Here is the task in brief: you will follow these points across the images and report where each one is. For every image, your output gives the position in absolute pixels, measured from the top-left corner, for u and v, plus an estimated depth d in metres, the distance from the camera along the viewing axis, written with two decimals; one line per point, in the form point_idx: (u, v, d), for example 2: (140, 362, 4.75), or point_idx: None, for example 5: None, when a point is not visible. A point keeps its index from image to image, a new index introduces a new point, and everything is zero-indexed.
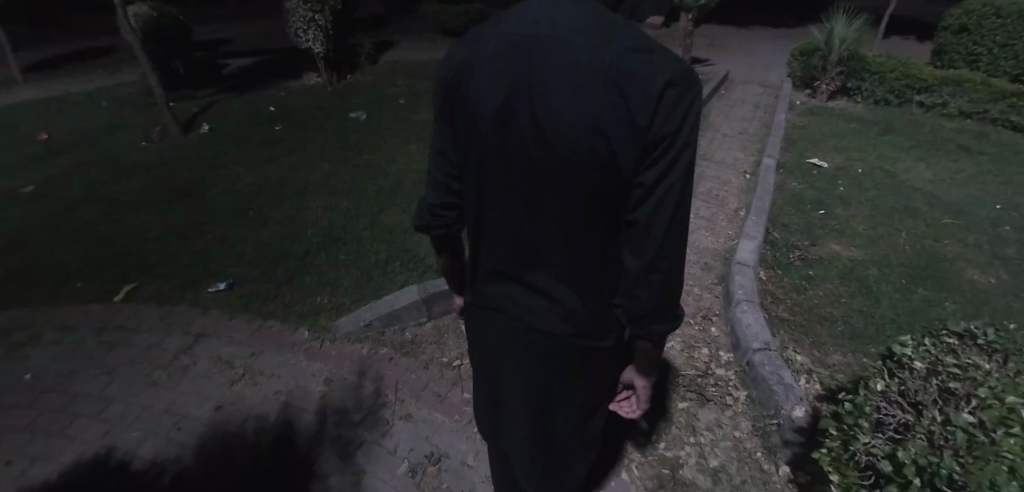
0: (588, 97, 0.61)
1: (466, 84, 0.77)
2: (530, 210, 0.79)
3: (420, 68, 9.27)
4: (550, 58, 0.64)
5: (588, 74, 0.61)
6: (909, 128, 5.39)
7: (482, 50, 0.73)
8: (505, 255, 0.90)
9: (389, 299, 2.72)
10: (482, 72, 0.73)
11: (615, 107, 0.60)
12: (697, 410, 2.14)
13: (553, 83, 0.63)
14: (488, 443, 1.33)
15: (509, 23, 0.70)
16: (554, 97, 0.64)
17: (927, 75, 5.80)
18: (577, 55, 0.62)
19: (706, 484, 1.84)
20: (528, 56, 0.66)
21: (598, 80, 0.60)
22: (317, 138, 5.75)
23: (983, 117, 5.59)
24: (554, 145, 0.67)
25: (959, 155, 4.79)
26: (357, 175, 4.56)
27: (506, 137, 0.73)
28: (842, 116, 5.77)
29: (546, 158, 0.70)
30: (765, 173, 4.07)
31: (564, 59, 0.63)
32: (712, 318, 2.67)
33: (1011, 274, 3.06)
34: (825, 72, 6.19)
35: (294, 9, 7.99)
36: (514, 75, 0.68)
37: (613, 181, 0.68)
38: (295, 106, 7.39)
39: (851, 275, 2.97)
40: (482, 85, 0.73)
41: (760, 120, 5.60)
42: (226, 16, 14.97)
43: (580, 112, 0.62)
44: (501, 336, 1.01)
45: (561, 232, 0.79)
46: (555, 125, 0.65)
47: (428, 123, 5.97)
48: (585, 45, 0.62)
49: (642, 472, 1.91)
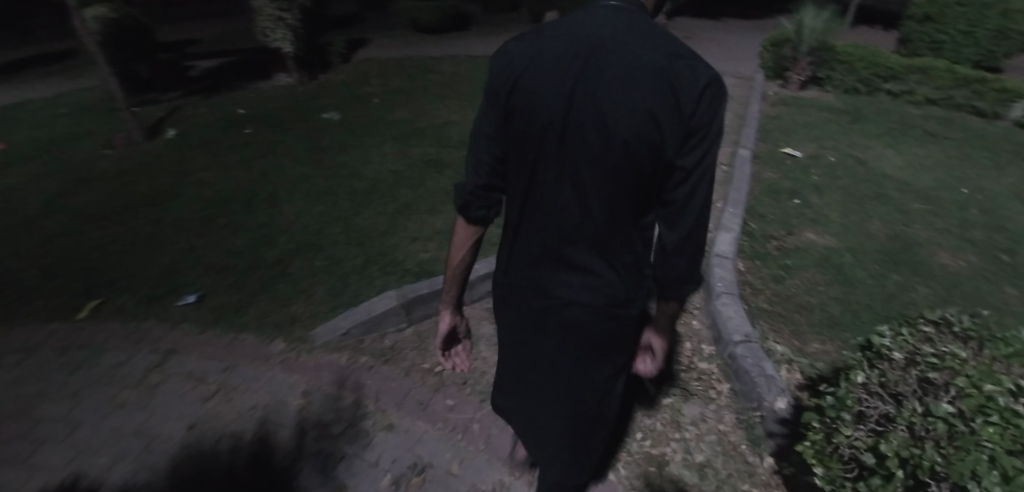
0: (641, 90, 0.64)
1: (520, 78, 0.76)
2: (578, 197, 0.80)
3: (393, 66, 9.10)
4: (608, 56, 0.67)
5: (640, 72, 0.65)
6: (878, 116, 5.52)
7: (538, 48, 0.74)
8: (548, 240, 0.91)
9: (367, 305, 2.64)
10: (537, 67, 0.73)
11: (666, 101, 0.64)
12: (686, 402, 2.15)
13: (613, 78, 0.66)
14: (516, 421, 1.37)
15: (567, 26, 0.73)
16: (608, 92, 0.66)
17: (893, 64, 5.95)
18: (633, 55, 0.66)
19: (693, 477, 1.85)
20: (583, 54, 0.68)
21: (650, 76, 0.64)
22: (289, 140, 5.60)
23: (948, 103, 5.78)
24: (610, 135, 0.69)
25: (926, 140, 4.92)
26: (333, 177, 4.43)
27: (559, 128, 0.73)
28: (813, 105, 5.87)
29: (600, 148, 0.71)
30: (740, 164, 4.10)
31: (618, 58, 0.66)
32: (693, 311, 2.68)
33: (978, 257, 3.16)
34: (796, 63, 6.29)
35: (261, 8, 7.82)
36: (565, 74, 0.70)
37: (656, 169, 0.72)
38: (265, 108, 7.18)
39: (826, 263, 3.01)
40: (537, 79, 0.73)
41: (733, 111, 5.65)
42: (190, 16, 14.47)
43: (634, 106, 0.65)
44: (539, 314, 1.05)
45: (602, 216, 0.82)
46: (613, 117, 0.67)
47: (404, 121, 5.85)
48: (634, 48, 0.66)
49: (628, 469, 1.90)
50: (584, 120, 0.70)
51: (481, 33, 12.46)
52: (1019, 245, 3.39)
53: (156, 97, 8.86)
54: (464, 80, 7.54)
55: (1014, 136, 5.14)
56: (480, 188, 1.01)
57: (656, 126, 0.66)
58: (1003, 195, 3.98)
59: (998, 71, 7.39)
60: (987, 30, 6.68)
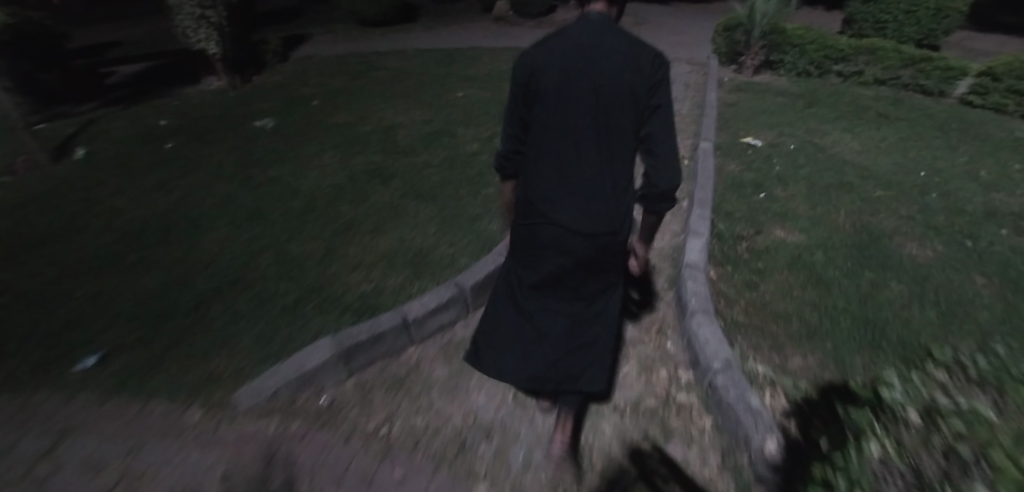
0: (620, 70, 1.04)
1: (534, 77, 1.10)
2: (582, 150, 1.14)
3: (335, 63, 8.50)
4: (596, 52, 1.04)
5: (618, 57, 1.04)
6: (831, 100, 5.52)
7: (545, 54, 1.09)
8: (560, 189, 1.23)
9: (298, 358, 2.24)
10: (547, 67, 1.08)
11: (636, 79, 1.05)
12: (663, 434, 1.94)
13: (604, 65, 1.03)
14: (524, 351, 1.61)
15: (563, 37, 1.08)
16: (599, 74, 1.04)
17: (843, 45, 6.02)
18: (613, 48, 1.04)
19: (676, 474, 1.76)
20: (581, 52, 1.05)
21: (625, 60, 1.04)
22: (217, 154, 5.01)
23: (895, 83, 5.90)
24: (602, 102, 1.06)
25: (879, 122, 4.96)
26: (264, 195, 3.94)
27: (566, 103, 1.09)
28: (768, 91, 5.82)
29: (596, 109, 1.08)
30: (703, 157, 3.90)
31: (602, 53, 1.04)
32: (667, 331, 2.46)
33: (943, 245, 3.14)
34: (749, 47, 6.25)
35: (178, 6, 7.02)
36: (566, 69, 1.06)
37: (632, 118, 1.11)
38: (191, 117, 6.48)
39: (798, 262, 2.86)
40: (548, 74, 1.08)
41: (691, 100, 5.53)
42: (106, 17, 13.13)
43: (616, 79, 1.04)
44: (551, 250, 1.35)
45: (599, 161, 1.16)
46: (606, 86, 1.05)
47: (349, 125, 5.38)
48: (611, 44, 1.05)
49: (609, 475, 1.78)
50: (585, 91, 1.06)
51: (428, 25, 11.87)
52: (978, 228, 3.40)
53: (67, 111, 7.89)
54: (411, 77, 7.07)
55: (957, 115, 5.29)
56: (508, 155, 1.33)
57: (631, 89, 1.06)
58: (956, 177, 4.02)
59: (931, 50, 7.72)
60: (927, 10, 6.95)
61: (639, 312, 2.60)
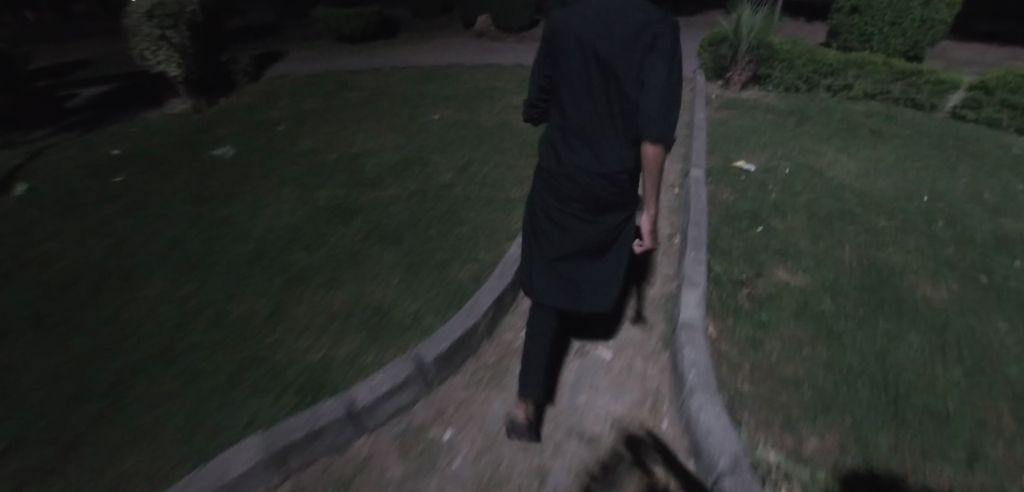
0: (618, 24, 1.27)
1: (558, 34, 1.41)
2: (590, 89, 1.40)
3: (308, 82, 8.13)
4: (604, 10, 1.29)
5: (619, 14, 1.27)
6: (822, 117, 5.33)
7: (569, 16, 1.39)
8: (573, 124, 1.50)
9: (221, 461, 1.67)
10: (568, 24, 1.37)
11: (633, 31, 1.24)
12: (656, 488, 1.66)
13: (606, 19, 1.28)
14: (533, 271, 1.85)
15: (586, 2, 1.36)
16: (601, 28, 1.29)
17: (831, 60, 5.90)
18: (620, 10, 1.28)
19: (667, 459, 1.79)
20: (592, 13, 1.32)
21: (625, 17, 1.26)
22: (170, 188, 4.59)
23: (885, 97, 5.81)
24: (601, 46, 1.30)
25: (874, 141, 4.76)
26: (212, 239, 3.53)
27: (574, 52, 1.37)
28: (758, 108, 5.60)
29: (597, 54, 1.31)
30: (694, 186, 3.60)
31: (608, 12, 1.29)
32: (661, 407, 2.07)
33: (959, 283, 2.88)
34: (736, 62, 6.10)
35: (136, 26, 6.58)
36: (580, 26, 1.33)
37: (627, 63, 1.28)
38: (148, 144, 6.04)
39: (805, 311, 2.56)
40: (568, 29, 1.37)
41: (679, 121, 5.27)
42: (73, 39, 12.67)
43: (614, 32, 1.27)
44: (561, 178, 1.59)
45: (599, 99, 1.40)
46: (605, 34, 1.28)
47: (316, 149, 5.00)
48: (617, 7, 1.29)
49: (605, 460, 1.81)
50: (590, 41, 1.32)
51: (407, 41, 11.58)
52: (993, 260, 3.13)
53: (18, 138, 7.38)
54: (386, 96, 6.73)
55: (950, 131, 5.14)
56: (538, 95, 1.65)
57: (626, 38, 1.25)
58: (961, 199, 3.80)
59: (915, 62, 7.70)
60: (912, 21, 6.99)
61: (630, 380, 2.22)
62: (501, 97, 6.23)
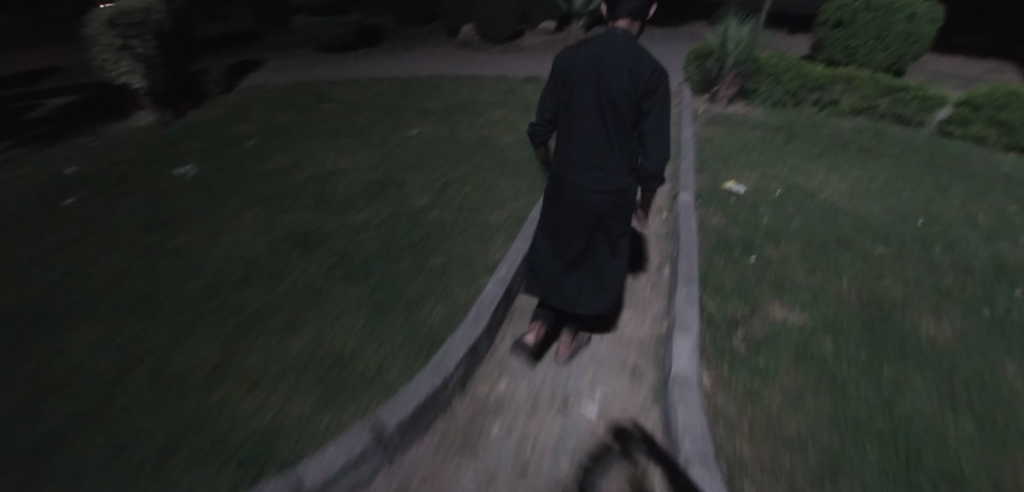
0: (624, 69, 1.49)
1: (567, 73, 1.61)
2: (597, 123, 1.61)
3: (284, 92, 7.84)
4: (610, 55, 1.51)
5: (623, 59, 1.49)
6: (810, 134, 5.23)
7: (576, 58, 1.59)
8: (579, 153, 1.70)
9: None
10: (577, 65, 1.57)
11: (637, 76, 1.49)
12: (641, 475, 1.68)
13: (613, 64, 1.50)
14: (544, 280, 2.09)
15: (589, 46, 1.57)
16: (609, 71, 1.51)
17: (818, 75, 5.84)
18: (625, 55, 1.50)
19: (652, 449, 1.83)
20: (599, 56, 1.53)
21: (628, 62, 1.48)
22: (126, 212, 4.27)
23: (873, 112, 5.77)
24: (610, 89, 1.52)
25: (864, 159, 4.66)
26: (163, 275, 3.22)
27: (585, 90, 1.58)
28: (746, 125, 5.48)
29: (606, 95, 1.54)
30: (684, 211, 3.40)
31: (613, 57, 1.51)
32: (649, 472, 1.69)
33: (962, 318, 2.72)
34: (722, 76, 6.01)
35: (97, 36, 6.31)
36: (588, 69, 1.54)
37: (633, 104, 1.53)
38: (108, 161, 5.68)
39: (805, 356, 2.36)
40: (577, 71, 1.57)
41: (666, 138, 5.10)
42: (40, 46, 12.15)
43: (621, 76, 1.49)
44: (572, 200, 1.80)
45: (605, 131, 1.61)
46: (613, 77, 1.50)
47: (286, 167, 4.71)
48: (620, 52, 1.50)
49: (594, 452, 1.86)
50: (598, 83, 1.54)
51: (390, 50, 11.33)
52: (994, 289, 3.00)
53: None
54: (365, 108, 6.48)
55: (939, 148, 5.08)
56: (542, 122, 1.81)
57: (632, 83, 1.49)
58: (955, 222, 3.68)
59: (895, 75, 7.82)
60: (896, 36, 7.12)
61: (617, 443, 1.88)
62: (483, 111, 6.02)
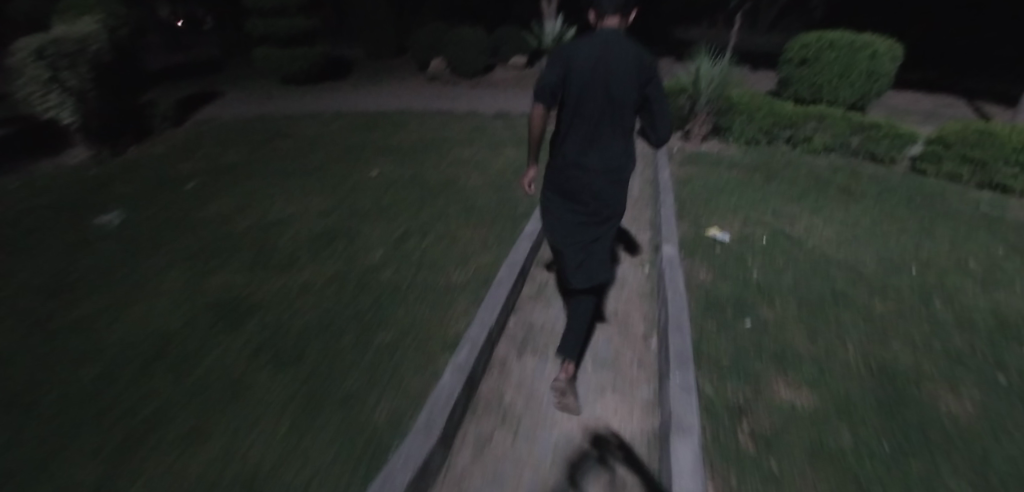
0: (628, 57, 1.63)
1: (572, 63, 1.64)
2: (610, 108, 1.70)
3: (238, 127, 7.33)
4: (614, 48, 1.63)
5: (625, 48, 1.63)
6: (788, 173, 5.10)
7: (578, 53, 1.64)
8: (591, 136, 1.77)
9: None
10: (583, 57, 1.63)
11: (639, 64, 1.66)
12: (619, 484, 1.65)
13: (618, 53, 1.62)
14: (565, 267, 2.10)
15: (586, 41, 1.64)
16: (615, 59, 1.62)
17: (790, 113, 5.83)
18: (626, 47, 1.64)
19: (629, 459, 1.80)
20: (604, 47, 1.62)
21: (630, 53, 1.64)
22: (19, 269, 3.58)
23: (846, 150, 5.77)
24: (619, 72, 1.63)
25: (845, 200, 4.53)
26: (38, 353, 2.56)
27: (597, 78, 1.64)
28: (722, 164, 5.33)
29: (618, 80, 1.64)
30: (668, 267, 3.05)
31: (615, 49, 1.63)
32: None
33: (982, 389, 2.41)
34: (695, 114, 5.92)
35: (19, 67, 5.57)
36: (595, 59, 1.63)
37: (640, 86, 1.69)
38: (18, 205, 4.96)
39: (823, 448, 1.92)
40: (584, 61, 1.63)
41: (643, 180, 4.86)
42: None
43: (628, 65, 1.63)
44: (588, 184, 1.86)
45: (616, 115, 1.73)
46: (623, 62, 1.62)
47: (226, 214, 4.19)
48: (616, 46, 1.63)
49: (571, 457, 1.80)
50: (607, 73, 1.63)
51: (358, 83, 11.04)
52: (1005, 348, 2.74)
53: None
54: (324, 144, 6.05)
55: (915, 188, 5.03)
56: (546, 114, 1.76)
57: (637, 69, 1.66)
58: (948, 271, 3.49)
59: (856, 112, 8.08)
60: (861, 73, 7.35)
61: None
62: (451, 148, 5.69)
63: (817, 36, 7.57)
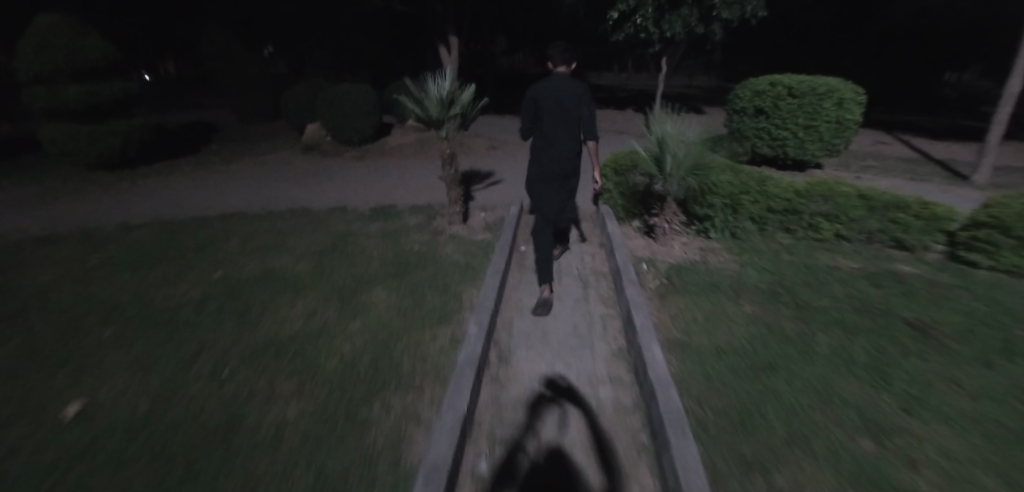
0: (566, 91, 3.10)
1: (537, 97, 3.14)
2: (560, 116, 3.12)
3: None
4: (557, 86, 3.11)
5: (565, 86, 3.12)
6: (821, 299, 3.27)
7: (540, 91, 3.14)
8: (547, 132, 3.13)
9: None
10: (543, 90, 3.13)
11: (576, 93, 3.12)
12: (567, 416, 2.14)
13: (560, 89, 3.10)
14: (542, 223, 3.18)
15: (546, 84, 3.14)
16: (555, 92, 3.11)
17: (785, 191, 4.19)
18: (567, 85, 3.11)
19: (572, 397, 2.30)
20: (553, 88, 3.11)
21: (568, 88, 3.11)
22: None
23: (864, 237, 4.18)
24: (557, 96, 3.10)
25: (942, 356, 2.73)
26: None
27: (549, 103, 3.11)
28: (722, 287, 3.41)
29: (562, 100, 3.11)
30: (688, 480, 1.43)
31: (558, 88, 3.11)
32: None
33: None
34: (663, 202, 4.02)
35: None
36: (550, 93, 3.11)
37: (578, 104, 3.13)
38: None
39: None
40: (543, 93, 3.12)
41: (616, 363, 2.60)
42: None
43: (565, 91, 3.10)
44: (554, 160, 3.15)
45: (562, 118, 3.12)
46: (559, 90, 3.11)
47: None
48: (558, 85, 3.11)
49: (531, 402, 2.24)
50: (558, 99, 3.09)
51: (205, 162, 8.29)
52: None
53: None
54: (42, 313, 3.31)
55: (992, 296, 3.45)
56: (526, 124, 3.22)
57: (571, 95, 3.11)
58: None
59: (816, 168, 6.96)
60: (826, 124, 6.13)
61: None
62: (278, 298, 3.25)
63: (771, 79, 6.34)
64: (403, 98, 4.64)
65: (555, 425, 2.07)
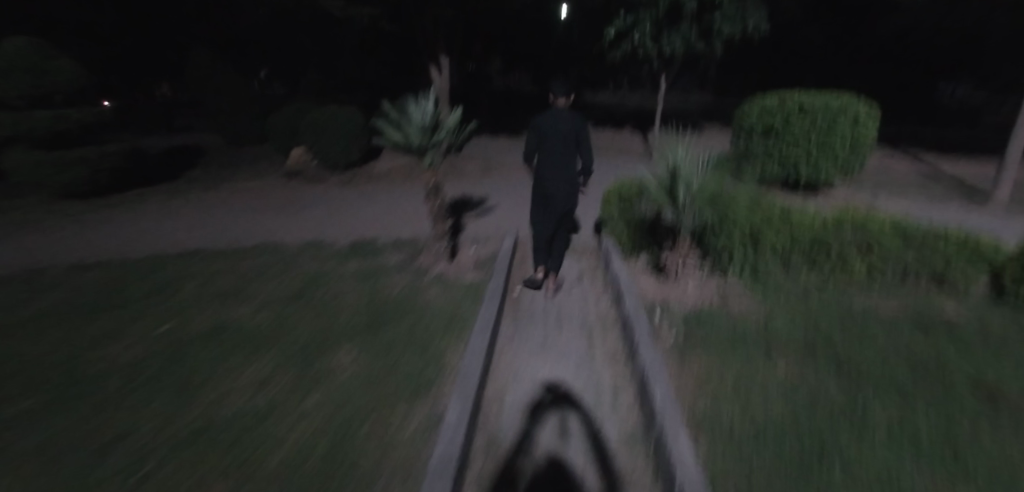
0: (566, 123, 3.15)
1: (538, 128, 3.19)
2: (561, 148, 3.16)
3: None
4: (557, 119, 3.16)
5: (565, 118, 3.16)
6: (866, 354, 2.79)
7: (540, 124, 3.19)
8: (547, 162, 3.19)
9: None
10: (543, 122, 3.19)
11: (576, 125, 3.16)
12: (566, 419, 2.19)
13: (560, 122, 3.15)
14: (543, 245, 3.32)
15: (547, 116, 3.19)
16: (555, 125, 3.15)
17: (810, 223, 3.76)
18: (568, 117, 3.16)
19: (570, 402, 2.36)
20: (554, 121, 3.16)
21: (569, 121, 3.16)
22: None
23: (900, 273, 3.72)
24: (558, 129, 3.15)
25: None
26: None
27: (550, 135, 3.16)
28: (750, 342, 2.93)
29: (563, 132, 3.15)
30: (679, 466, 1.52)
31: (559, 120, 3.16)
32: None
33: None
34: (676, 237, 3.54)
35: None
36: (551, 125, 3.15)
37: (577, 136, 3.18)
38: None
39: None
40: (544, 125, 3.17)
41: (632, 450, 1.93)
42: None
43: (565, 124, 3.14)
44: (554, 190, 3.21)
45: (563, 149, 3.17)
46: (560, 123, 3.16)
47: None
48: (558, 118, 3.16)
49: (531, 407, 2.28)
50: (559, 132, 3.14)
51: (182, 190, 7.82)
52: None
53: None
54: None
55: None
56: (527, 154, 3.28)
57: (571, 129, 3.16)
58: None
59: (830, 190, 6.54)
60: (841, 143, 5.74)
61: None
62: (227, 364, 2.74)
63: (779, 96, 5.96)
64: (381, 124, 4.17)
65: (554, 428, 2.11)
